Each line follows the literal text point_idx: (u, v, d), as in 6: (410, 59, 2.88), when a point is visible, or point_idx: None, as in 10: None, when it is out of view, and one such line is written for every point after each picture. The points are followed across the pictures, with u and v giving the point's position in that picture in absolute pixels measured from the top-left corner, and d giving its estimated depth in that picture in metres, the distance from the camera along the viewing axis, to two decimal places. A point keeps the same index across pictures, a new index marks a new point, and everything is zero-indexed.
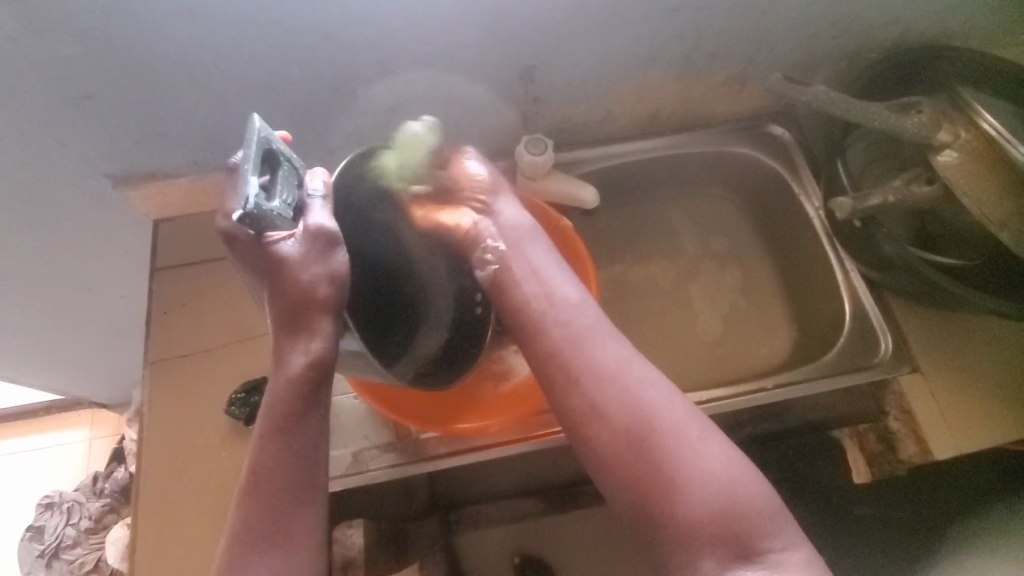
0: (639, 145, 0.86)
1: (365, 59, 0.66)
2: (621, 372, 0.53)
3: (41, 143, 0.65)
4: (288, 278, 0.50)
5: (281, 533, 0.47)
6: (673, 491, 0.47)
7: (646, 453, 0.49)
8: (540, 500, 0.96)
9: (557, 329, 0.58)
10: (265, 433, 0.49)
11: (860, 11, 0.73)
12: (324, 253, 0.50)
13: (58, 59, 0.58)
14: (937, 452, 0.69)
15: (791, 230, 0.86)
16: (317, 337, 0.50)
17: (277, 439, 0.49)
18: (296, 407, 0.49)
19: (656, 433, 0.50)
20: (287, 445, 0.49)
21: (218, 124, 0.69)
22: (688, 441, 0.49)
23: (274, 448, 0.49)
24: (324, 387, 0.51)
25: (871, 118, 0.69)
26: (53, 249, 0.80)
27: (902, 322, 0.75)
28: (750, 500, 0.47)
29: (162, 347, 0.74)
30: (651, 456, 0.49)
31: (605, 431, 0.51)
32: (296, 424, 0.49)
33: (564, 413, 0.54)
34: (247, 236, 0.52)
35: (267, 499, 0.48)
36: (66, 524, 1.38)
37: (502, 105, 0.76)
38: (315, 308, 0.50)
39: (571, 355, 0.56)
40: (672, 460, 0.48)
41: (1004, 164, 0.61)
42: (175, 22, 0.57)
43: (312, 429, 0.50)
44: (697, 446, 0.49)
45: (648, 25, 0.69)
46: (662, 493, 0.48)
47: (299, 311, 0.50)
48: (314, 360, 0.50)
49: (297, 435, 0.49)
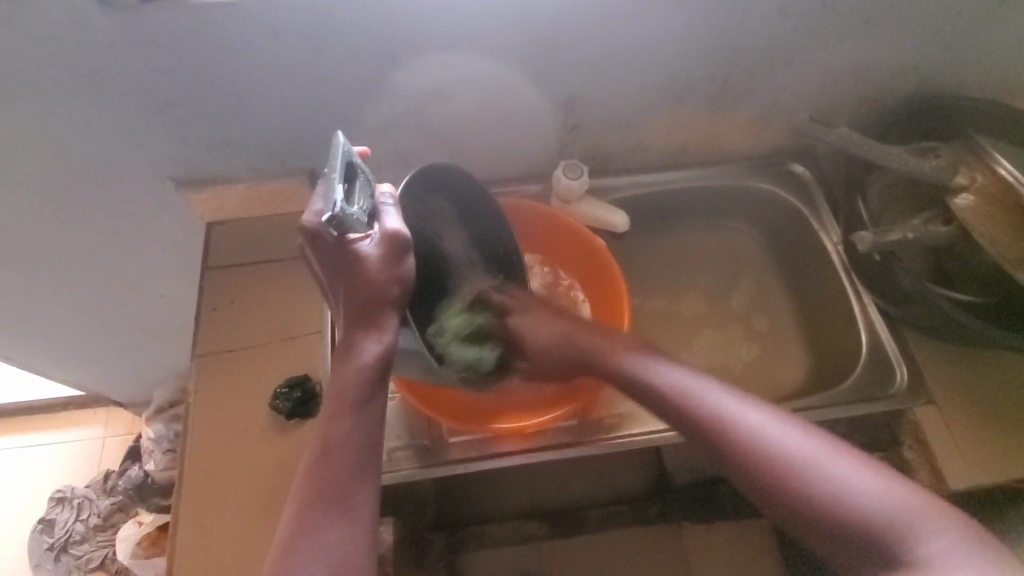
0: (667, 176, 0.90)
1: (422, 82, 0.71)
2: (736, 429, 0.54)
3: (119, 140, 0.71)
4: (365, 279, 0.55)
5: (342, 504, 0.50)
6: (816, 509, 0.50)
7: (779, 477, 0.51)
8: (544, 524, 0.97)
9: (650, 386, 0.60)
10: (332, 413, 0.53)
11: (879, 62, 0.78)
12: (397, 257, 0.56)
13: (155, 68, 0.64)
14: (951, 482, 0.71)
15: (809, 262, 0.90)
16: (387, 331, 0.56)
17: (346, 419, 0.53)
18: (363, 391, 0.54)
19: (793, 458, 0.52)
20: (352, 424, 0.53)
21: (282, 135, 0.75)
22: (820, 466, 0.51)
23: (339, 427, 0.52)
24: (388, 377, 0.55)
25: (895, 159, 0.73)
26: (110, 238, 0.85)
27: (917, 355, 0.78)
28: (898, 514, 0.48)
29: (209, 341, 0.78)
30: (785, 479, 0.51)
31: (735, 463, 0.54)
32: (364, 406, 0.53)
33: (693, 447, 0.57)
34: (330, 238, 0.56)
35: (329, 474, 0.51)
36: (75, 520, 1.40)
37: (542, 130, 0.81)
38: (387, 305, 0.56)
39: (671, 398, 0.58)
40: (801, 495, 0.50)
41: (1017, 207, 0.66)
42: (260, 39, 0.63)
43: (375, 412, 0.54)
44: (838, 472, 0.51)
45: (685, 64, 0.75)
46: (810, 513, 0.50)
47: (372, 306, 0.55)
48: (383, 350, 0.55)
49: (362, 413, 0.53)
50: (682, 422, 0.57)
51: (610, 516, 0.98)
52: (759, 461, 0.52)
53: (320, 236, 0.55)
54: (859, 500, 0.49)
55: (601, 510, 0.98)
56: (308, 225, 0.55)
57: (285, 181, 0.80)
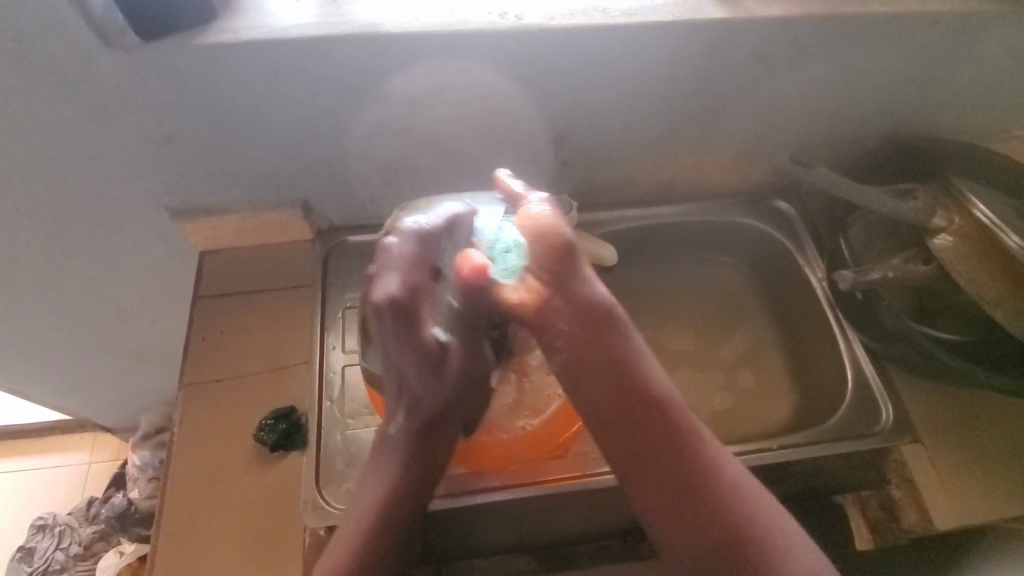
0: (654, 210, 0.92)
1: (415, 117, 0.73)
2: (650, 389, 0.63)
3: (117, 171, 0.72)
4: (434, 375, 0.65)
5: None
6: (706, 472, 0.60)
7: (677, 439, 0.62)
8: (533, 559, 0.80)
9: (590, 325, 0.64)
10: (378, 510, 0.64)
11: (859, 105, 0.81)
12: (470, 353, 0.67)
13: (155, 105, 0.66)
14: (937, 523, 0.71)
15: (795, 298, 0.91)
16: (438, 426, 0.68)
17: (389, 516, 0.64)
18: (412, 485, 0.66)
19: (691, 430, 0.63)
20: (399, 520, 0.65)
21: (276, 168, 0.76)
22: (712, 446, 0.62)
23: (388, 522, 0.64)
24: (429, 472, 0.67)
25: (872, 200, 0.75)
26: (103, 264, 0.86)
27: (900, 393, 0.78)
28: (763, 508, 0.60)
29: (198, 370, 0.78)
30: (683, 443, 0.61)
31: (644, 417, 0.62)
32: (409, 500, 0.65)
33: (610, 390, 0.63)
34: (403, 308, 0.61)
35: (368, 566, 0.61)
36: (56, 548, 1.36)
37: (533, 164, 0.82)
38: (442, 401, 0.67)
39: (602, 337, 0.64)
40: (693, 459, 0.61)
41: (996, 248, 0.67)
42: (257, 79, 0.65)
43: (412, 513, 0.66)
44: (723, 459, 0.62)
45: (670, 103, 0.77)
46: (698, 477, 0.60)
47: (432, 397, 0.66)
48: (430, 444, 0.67)
49: (406, 510, 0.65)
50: (610, 367, 0.63)
51: (601, 552, 0.81)
52: (665, 424, 0.62)
53: (395, 310, 0.61)
54: (739, 484, 0.61)
55: (592, 544, 0.80)
56: (388, 291, 0.61)
57: (278, 212, 0.81)
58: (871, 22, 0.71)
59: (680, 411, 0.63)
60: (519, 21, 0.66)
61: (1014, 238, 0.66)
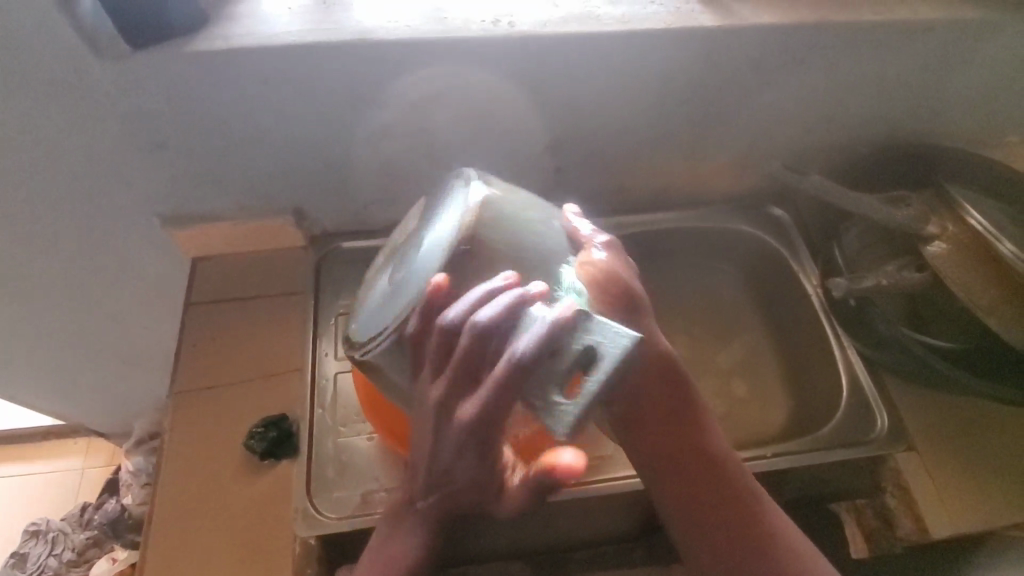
0: (650, 216, 0.91)
1: (407, 123, 0.73)
2: (717, 457, 0.58)
3: (108, 178, 0.72)
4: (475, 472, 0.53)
5: None
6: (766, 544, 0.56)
7: (741, 509, 0.56)
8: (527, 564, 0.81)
9: (657, 385, 0.59)
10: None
11: (853, 112, 0.81)
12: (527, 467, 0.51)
13: (146, 112, 0.66)
14: (934, 531, 0.71)
15: (790, 305, 0.90)
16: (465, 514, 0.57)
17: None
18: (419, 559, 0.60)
19: (754, 498, 0.57)
20: None
21: (268, 174, 0.76)
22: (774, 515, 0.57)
23: None
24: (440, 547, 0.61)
25: (865, 207, 0.75)
26: (96, 270, 0.85)
27: (895, 400, 0.78)
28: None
29: (189, 377, 0.77)
30: (746, 513, 0.56)
31: (710, 488, 0.57)
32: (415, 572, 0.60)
33: (674, 457, 0.58)
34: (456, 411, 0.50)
35: None
36: (49, 554, 1.34)
37: (528, 171, 0.82)
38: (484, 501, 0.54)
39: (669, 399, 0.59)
40: (754, 530, 0.56)
41: (990, 257, 0.67)
42: (248, 86, 0.65)
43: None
44: (784, 527, 0.57)
45: (663, 110, 0.77)
46: (762, 555, 0.55)
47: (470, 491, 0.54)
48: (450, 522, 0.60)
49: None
50: (674, 431, 0.58)
51: (595, 560, 0.82)
52: (731, 495, 0.57)
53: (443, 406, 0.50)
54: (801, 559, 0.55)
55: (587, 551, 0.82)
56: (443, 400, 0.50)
57: (271, 219, 0.81)
58: (862, 30, 0.71)
59: (747, 480, 0.58)
60: (511, 28, 0.66)
61: (1008, 246, 0.66)
